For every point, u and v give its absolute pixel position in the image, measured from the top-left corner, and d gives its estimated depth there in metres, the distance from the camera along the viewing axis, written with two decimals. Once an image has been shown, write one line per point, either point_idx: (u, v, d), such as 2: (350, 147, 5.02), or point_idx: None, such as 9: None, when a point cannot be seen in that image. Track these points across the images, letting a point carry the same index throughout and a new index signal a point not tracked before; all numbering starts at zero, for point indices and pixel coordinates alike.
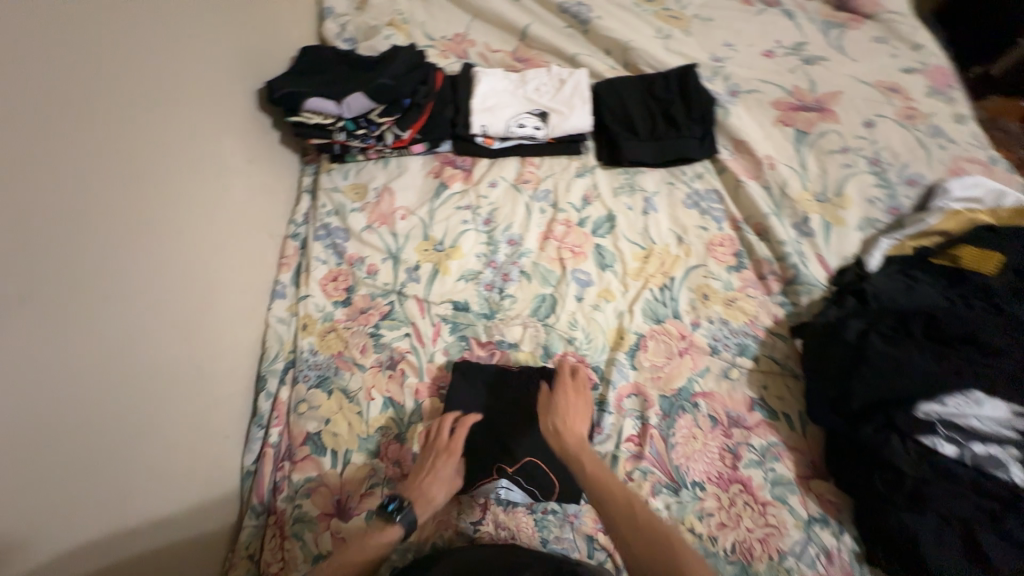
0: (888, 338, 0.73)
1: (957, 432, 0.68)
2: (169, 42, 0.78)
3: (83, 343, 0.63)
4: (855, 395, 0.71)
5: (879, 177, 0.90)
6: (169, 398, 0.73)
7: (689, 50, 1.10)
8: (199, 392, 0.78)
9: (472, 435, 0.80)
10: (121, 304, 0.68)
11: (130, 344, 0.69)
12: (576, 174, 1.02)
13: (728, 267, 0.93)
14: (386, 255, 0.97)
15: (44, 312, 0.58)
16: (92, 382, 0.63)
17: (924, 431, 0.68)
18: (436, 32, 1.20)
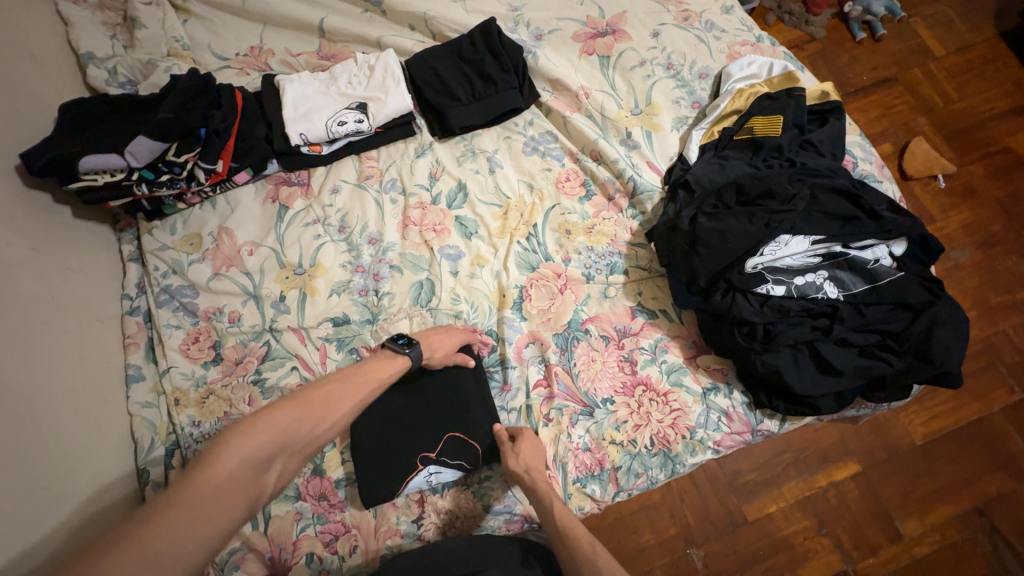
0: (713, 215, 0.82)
1: (781, 273, 0.78)
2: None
3: None
4: (700, 271, 0.79)
5: (676, 78, 0.99)
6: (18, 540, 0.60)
7: (486, 6, 1.11)
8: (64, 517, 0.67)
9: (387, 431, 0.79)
10: None
11: None
12: (416, 155, 1.01)
13: (580, 198, 0.97)
14: (245, 297, 0.90)
15: None
16: None
17: (758, 282, 0.77)
18: (226, 51, 1.11)
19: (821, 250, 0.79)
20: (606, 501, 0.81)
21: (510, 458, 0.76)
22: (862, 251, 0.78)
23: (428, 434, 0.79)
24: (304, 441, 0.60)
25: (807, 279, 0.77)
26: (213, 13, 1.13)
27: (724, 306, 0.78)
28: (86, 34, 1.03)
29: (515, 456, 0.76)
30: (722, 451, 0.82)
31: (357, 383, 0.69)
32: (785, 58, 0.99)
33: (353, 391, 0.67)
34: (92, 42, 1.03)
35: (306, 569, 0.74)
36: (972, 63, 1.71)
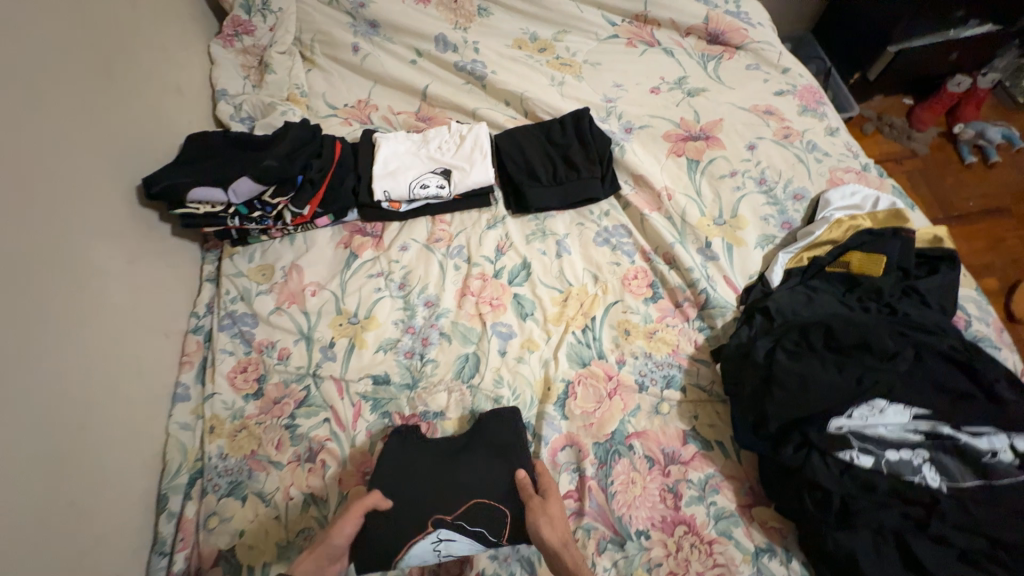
0: (795, 354, 0.74)
1: (871, 442, 0.68)
2: (21, 136, 0.70)
3: None
4: (771, 416, 0.71)
5: (769, 195, 0.94)
6: (26, 550, 0.61)
7: (583, 94, 1.15)
8: (76, 532, 0.68)
9: (413, 474, 0.76)
10: None
11: None
12: (488, 226, 1.02)
13: (645, 299, 0.93)
14: (297, 336, 0.92)
15: None
16: None
17: (842, 446, 0.68)
18: (337, 101, 1.21)
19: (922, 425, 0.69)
20: None
21: (542, 524, 0.69)
22: (979, 436, 0.66)
23: (450, 496, 0.74)
24: None
25: (908, 457, 0.67)
26: (335, 67, 1.24)
27: (794, 462, 0.69)
28: (226, 73, 1.17)
29: (547, 524, 0.69)
30: None
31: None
32: (893, 193, 0.92)
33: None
34: (228, 81, 1.16)
35: None
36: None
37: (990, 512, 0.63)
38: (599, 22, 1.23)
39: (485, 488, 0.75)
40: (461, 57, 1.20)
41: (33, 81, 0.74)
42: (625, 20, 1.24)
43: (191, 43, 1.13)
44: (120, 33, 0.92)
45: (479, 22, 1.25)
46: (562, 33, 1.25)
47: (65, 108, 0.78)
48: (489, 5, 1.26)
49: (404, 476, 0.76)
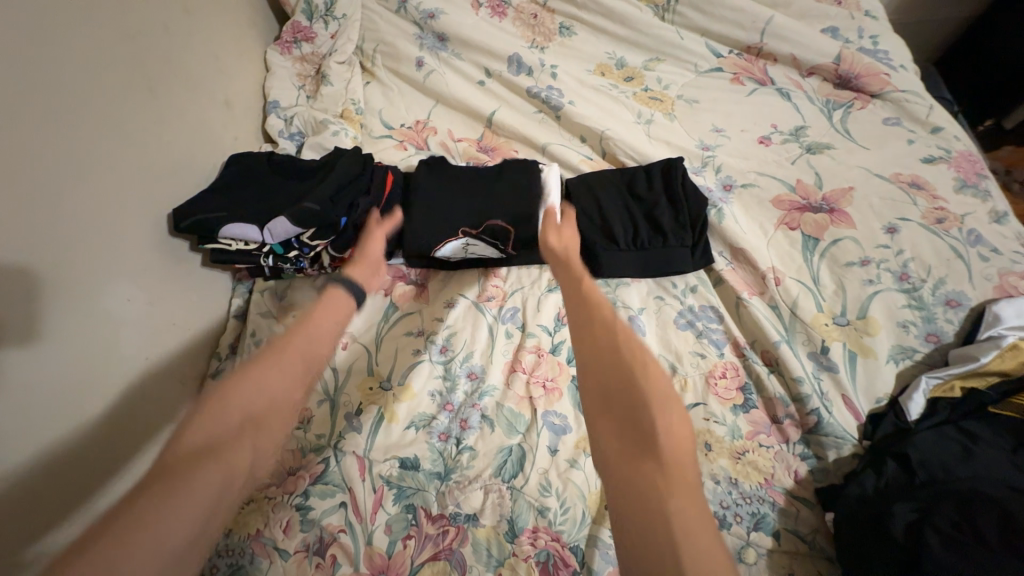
0: (954, 542, 0.54)
1: None
2: (41, 161, 0.62)
3: None
4: None
5: (909, 296, 0.75)
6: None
7: (674, 137, 0.98)
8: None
9: (428, 211, 0.88)
10: None
11: None
12: (548, 289, 0.88)
13: (733, 406, 0.75)
14: (323, 395, 0.81)
15: None
16: None
17: None
18: (394, 119, 1.09)
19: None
20: None
21: (576, 313, 0.66)
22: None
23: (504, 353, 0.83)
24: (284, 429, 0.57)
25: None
26: (395, 81, 1.13)
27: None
28: (280, 83, 1.08)
29: (554, 236, 0.81)
30: None
31: (310, 327, 0.64)
32: None
33: (308, 330, 0.63)
34: (281, 91, 1.08)
35: None
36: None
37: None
38: (700, 51, 1.05)
39: (505, 205, 0.87)
40: (536, 82, 1.06)
41: (62, 98, 0.65)
42: (733, 51, 1.05)
43: (246, 48, 1.05)
44: (167, 40, 0.83)
45: (559, 42, 1.10)
46: (654, 61, 1.08)
47: (95, 128, 0.69)
48: (573, 24, 1.12)
49: (434, 205, 0.88)
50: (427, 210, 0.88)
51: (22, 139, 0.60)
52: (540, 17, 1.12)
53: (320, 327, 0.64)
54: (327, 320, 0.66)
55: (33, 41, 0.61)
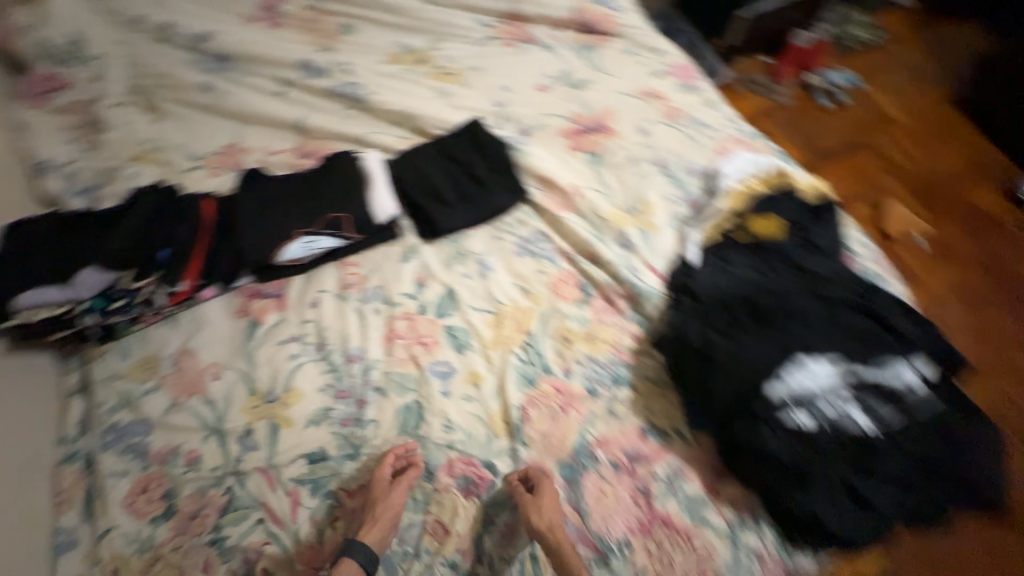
0: (723, 331, 0.77)
1: (806, 399, 0.70)
2: None
3: None
4: (715, 393, 0.73)
5: (670, 176, 0.97)
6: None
7: (473, 103, 1.11)
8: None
9: (261, 222, 0.89)
10: None
11: None
12: (402, 260, 0.94)
13: (577, 302, 0.91)
14: (206, 432, 0.80)
15: None
16: None
17: (785, 410, 0.69)
18: (199, 148, 1.05)
19: (836, 371, 0.71)
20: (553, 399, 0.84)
21: (532, 511, 0.71)
22: (887, 371, 0.71)
23: (378, 327, 0.89)
24: None
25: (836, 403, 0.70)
26: (186, 111, 1.09)
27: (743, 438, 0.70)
28: (47, 142, 0.98)
29: (536, 513, 0.71)
30: None
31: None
32: (772, 155, 0.99)
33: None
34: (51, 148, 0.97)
35: None
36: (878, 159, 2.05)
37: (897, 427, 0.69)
38: (473, 26, 1.20)
39: (339, 200, 0.93)
40: (335, 81, 1.11)
41: None
42: (499, 20, 1.22)
43: None
44: None
45: (346, 41, 1.16)
46: (438, 42, 1.19)
47: None
48: (354, 22, 1.18)
49: (265, 214, 0.90)
50: (260, 221, 0.89)
51: None
52: (319, 21, 1.17)
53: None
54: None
55: None
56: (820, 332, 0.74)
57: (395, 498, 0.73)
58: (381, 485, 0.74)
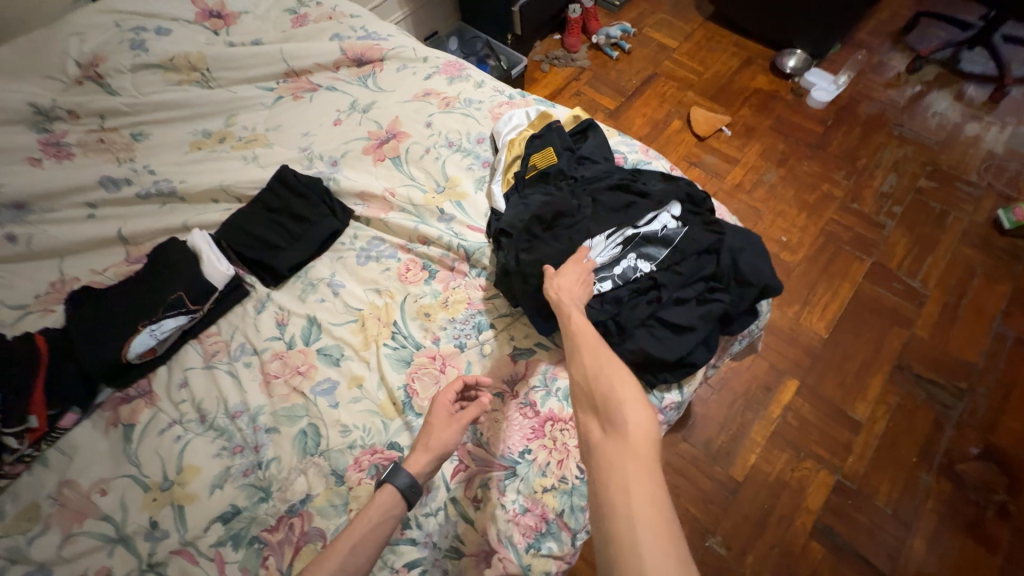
0: (530, 249, 0.92)
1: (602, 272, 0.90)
2: None
3: None
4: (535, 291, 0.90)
5: (462, 151, 1.12)
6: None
7: (280, 156, 1.20)
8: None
9: (102, 332, 0.91)
10: None
11: None
12: (257, 311, 1.00)
13: (425, 281, 1.02)
14: (110, 546, 0.79)
15: None
16: None
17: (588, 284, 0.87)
18: (21, 297, 1.04)
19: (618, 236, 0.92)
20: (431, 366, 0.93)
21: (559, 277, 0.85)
22: (653, 224, 0.92)
23: (255, 376, 0.93)
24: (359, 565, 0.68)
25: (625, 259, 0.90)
26: None
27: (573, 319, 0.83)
28: None
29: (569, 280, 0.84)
30: None
31: (359, 529, 0.70)
32: (536, 103, 1.18)
33: (361, 528, 0.70)
34: None
35: None
36: (672, 85, 2.41)
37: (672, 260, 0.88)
38: (259, 94, 1.30)
39: (172, 281, 0.97)
40: (142, 186, 1.16)
41: None
42: (281, 81, 1.33)
43: None
44: None
45: (141, 147, 1.21)
46: (232, 118, 1.28)
47: None
48: (143, 128, 1.24)
49: (101, 324, 0.92)
50: (100, 331, 0.91)
51: None
52: (107, 139, 1.21)
53: (377, 509, 0.72)
54: (385, 517, 0.72)
55: None
56: (595, 218, 0.92)
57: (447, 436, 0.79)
58: (442, 415, 0.81)
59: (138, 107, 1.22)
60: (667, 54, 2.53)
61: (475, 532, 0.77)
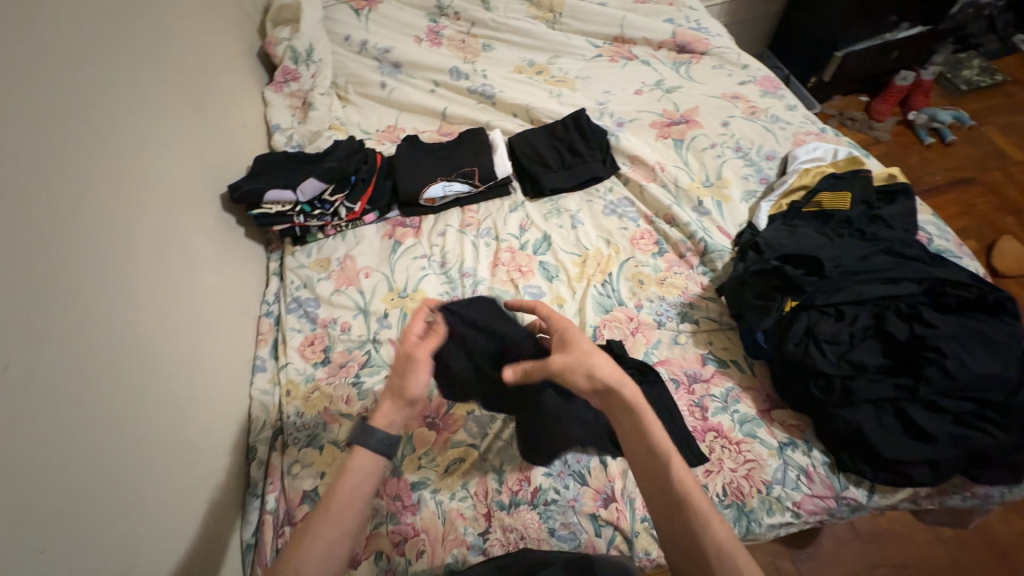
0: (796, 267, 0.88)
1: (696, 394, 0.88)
2: (150, 145, 0.89)
3: (111, 416, 0.66)
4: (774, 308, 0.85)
5: (745, 159, 1.13)
6: (151, 472, 0.70)
7: (578, 101, 1.37)
8: (173, 467, 0.75)
9: (416, 169, 1.19)
10: (133, 372, 0.71)
11: (141, 410, 0.71)
12: (510, 209, 1.19)
13: (653, 254, 1.08)
14: (356, 311, 1.06)
15: (90, 395, 0.63)
16: (114, 450, 0.65)
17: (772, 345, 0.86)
18: (370, 127, 1.42)
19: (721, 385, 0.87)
20: (630, 323, 0.99)
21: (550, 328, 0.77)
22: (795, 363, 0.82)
23: (487, 254, 1.12)
24: (350, 528, 0.63)
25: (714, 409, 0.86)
26: (365, 101, 1.47)
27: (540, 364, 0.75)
28: (277, 111, 1.40)
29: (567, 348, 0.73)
30: (802, 515, 0.79)
31: (343, 495, 0.63)
32: (849, 146, 1.11)
33: (346, 491, 0.64)
34: (280, 117, 1.39)
35: (373, 567, 0.77)
36: (990, 200, 1.95)
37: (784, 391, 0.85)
38: (585, 46, 1.48)
39: (471, 159, 1.21)
40: (473, 83, 1.44)
41: (157, 108, 0.94)
42: (607, 42, 1.49)
43: (249, 91, 1.37)
44: (203, 77, 1.14)
45: (484, 55, 1.50)
46: (555, 58, 1.49)
47: (175, 134, 0.98)
48: (492, 42, 1.52)
49: (415, 164, 1.20)
50: (415, 168, 1.19)
51: (145, 132, 0.88)
52: (467, 41, 1.53)
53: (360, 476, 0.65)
54: (369, 474, 0.66)
55: (138, 70, 0.91)
56: (872, 275, 0.84)
57: (419, 378, 0.70)
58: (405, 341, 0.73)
59: (498, 25, 1.51)
60: (1002, 163, 2.05)
61: (605, 473, 0.83)
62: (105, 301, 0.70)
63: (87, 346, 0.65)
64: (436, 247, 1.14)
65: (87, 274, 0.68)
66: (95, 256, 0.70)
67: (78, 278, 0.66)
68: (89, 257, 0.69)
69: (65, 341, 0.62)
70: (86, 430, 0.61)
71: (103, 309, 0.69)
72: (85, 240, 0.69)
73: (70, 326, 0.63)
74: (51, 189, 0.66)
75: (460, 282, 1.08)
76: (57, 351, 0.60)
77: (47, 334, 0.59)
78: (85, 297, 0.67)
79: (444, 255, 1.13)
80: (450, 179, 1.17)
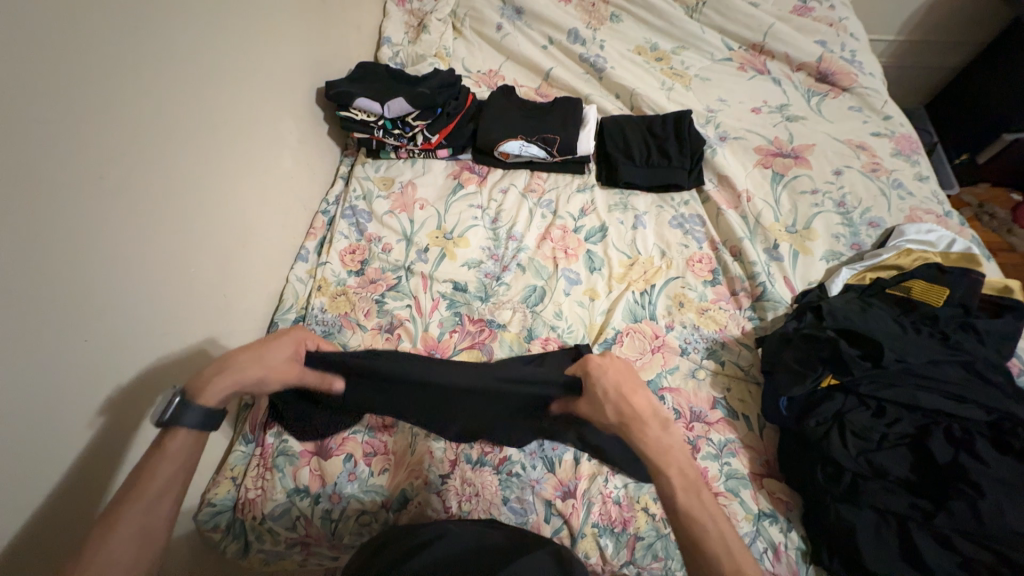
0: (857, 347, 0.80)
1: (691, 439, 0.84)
2: (264, 22, 0.94)
3: (161, 248, 0.73)
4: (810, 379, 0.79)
5: (843, 217, 1.03)
6: (186, 312, 0.79)
7: (687, 101, 1.28)
8: (206, 316, 0.83)
9: (501, 119, 1.18)
10: (190, 218, 0.79)
11: (187, 252, 0.79)
12: (577, 189, 1.17)
13: (704, 281, 1.02)
14: (401, 237, 1.08)
15: (147, 223, 0.71)
16: (156, 279, 0.73)
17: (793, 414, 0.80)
18: (472, 66, 1.41)
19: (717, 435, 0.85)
20: (655, 341, 0.95)
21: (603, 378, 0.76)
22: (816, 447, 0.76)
23: (541, 225, 1.11)
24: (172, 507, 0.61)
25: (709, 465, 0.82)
26: (476, 38, 1.45)
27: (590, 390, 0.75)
28: (392, 25, 1.42)
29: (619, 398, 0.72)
30: None
31: (156, 479, 0.61)
32: (971, 240, 0.97)
33: (161, 475, 0.61)
34: (394, 32, 1.40)
35: (341, 465, 0.82)
36: None
37: (791, 462, 0.79)
38: (717, 44, 1.36)
39: (556, 126, 1.17)
40: (587, 51, 1.37)
41: None
42: (743, 48, 1.36)
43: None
44: None
45: (608, 26, 1.42)
46: (680, 49, 1.38)
47: (292, 19, 1.03)
48: (621, 14, 1.44)
49: (501, 115, 1.19)
50: (501, 118, 1.18)
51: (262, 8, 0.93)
52: (596, 6, 1.45)
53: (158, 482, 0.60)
54: (182, 462, 0.63)
55: None
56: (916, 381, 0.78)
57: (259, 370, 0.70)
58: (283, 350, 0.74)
59: None
60: None
61: (574, 470, 0.83)
62: (182, 147, 0.76)
63: (155, 181, 0.72)
64: (494, 201, 1.15)
65: (171, 119, 0.74)
66: (184, 104, 0.76)
67: (162, 120, 0.72)
68: (175, 107, 0.75)
69: (136, 168, 0.68)
70: (134, 257, 0.69)
71: (176, 153, 0.75)
72: (176, 88, 0.75)
73: (145, 156, 0.70)
74: (158, 36, 0.71)
75: (504, 244, 1.08)
76: (128, 175, 0.67)
77: (121, 162, 0.66)
78: (165, 138, 0.73)
79: (500, 211, 1.13)
80: (531, 138, 1.14)
